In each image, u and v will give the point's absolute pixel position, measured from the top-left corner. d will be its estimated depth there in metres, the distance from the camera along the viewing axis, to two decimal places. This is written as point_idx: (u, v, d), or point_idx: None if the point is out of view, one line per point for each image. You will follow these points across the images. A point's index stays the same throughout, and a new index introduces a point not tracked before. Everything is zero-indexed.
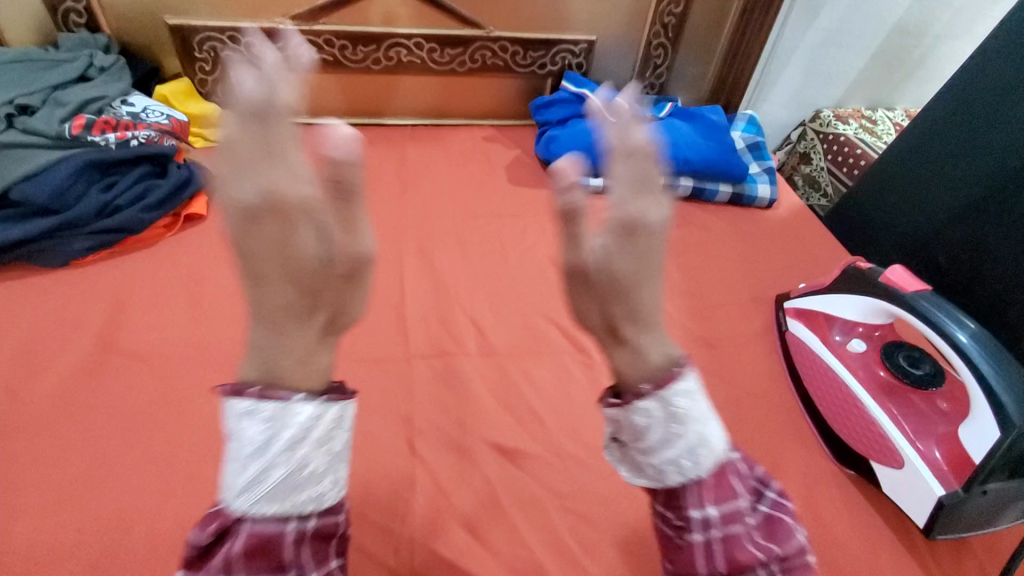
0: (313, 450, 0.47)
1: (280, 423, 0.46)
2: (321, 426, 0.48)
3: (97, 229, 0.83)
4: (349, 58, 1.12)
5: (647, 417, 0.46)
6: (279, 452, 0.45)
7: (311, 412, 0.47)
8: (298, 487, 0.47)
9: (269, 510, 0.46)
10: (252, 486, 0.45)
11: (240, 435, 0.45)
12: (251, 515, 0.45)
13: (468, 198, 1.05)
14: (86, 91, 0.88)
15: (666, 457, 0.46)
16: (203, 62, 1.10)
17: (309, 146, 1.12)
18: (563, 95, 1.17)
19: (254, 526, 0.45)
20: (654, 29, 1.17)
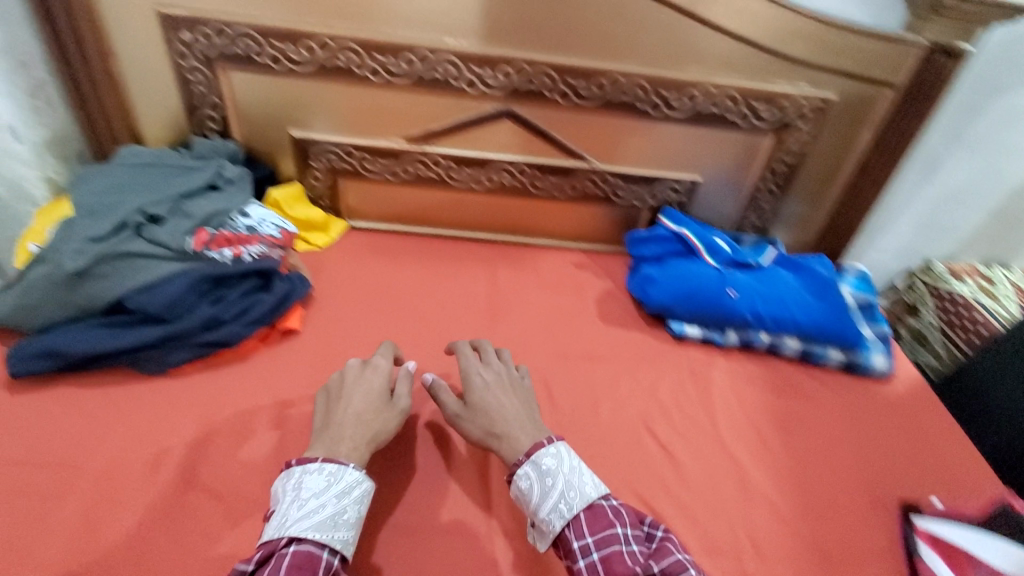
0: (353, 503, 0.64)
1: (337, 478, 0.65)
2: (362, 488, 0.66)
3: (199, 343, 0.84)
4: (453, 177, 1.14)
5: (526, 481, 0.67)
6: (333, 498, 0.63)
7: (359, 474, 0.66)
8: (337, 526, 0.62)
9: (314, 537, 0.60)
10: (307, 515, 0.61)
11: (306, 484, 0.63)
12: (302, 535, 0.59)
13: (557, 335, 1.01)
14: (213, 204, 0.92)
15: (548, 508, 0.64)
16: (317, 170, 1.14)
17: (405, 260, 1.14)
18: (663, 232, 1.13)
19: (303, 545, 0.59)
20: (763, 175, 1.14)
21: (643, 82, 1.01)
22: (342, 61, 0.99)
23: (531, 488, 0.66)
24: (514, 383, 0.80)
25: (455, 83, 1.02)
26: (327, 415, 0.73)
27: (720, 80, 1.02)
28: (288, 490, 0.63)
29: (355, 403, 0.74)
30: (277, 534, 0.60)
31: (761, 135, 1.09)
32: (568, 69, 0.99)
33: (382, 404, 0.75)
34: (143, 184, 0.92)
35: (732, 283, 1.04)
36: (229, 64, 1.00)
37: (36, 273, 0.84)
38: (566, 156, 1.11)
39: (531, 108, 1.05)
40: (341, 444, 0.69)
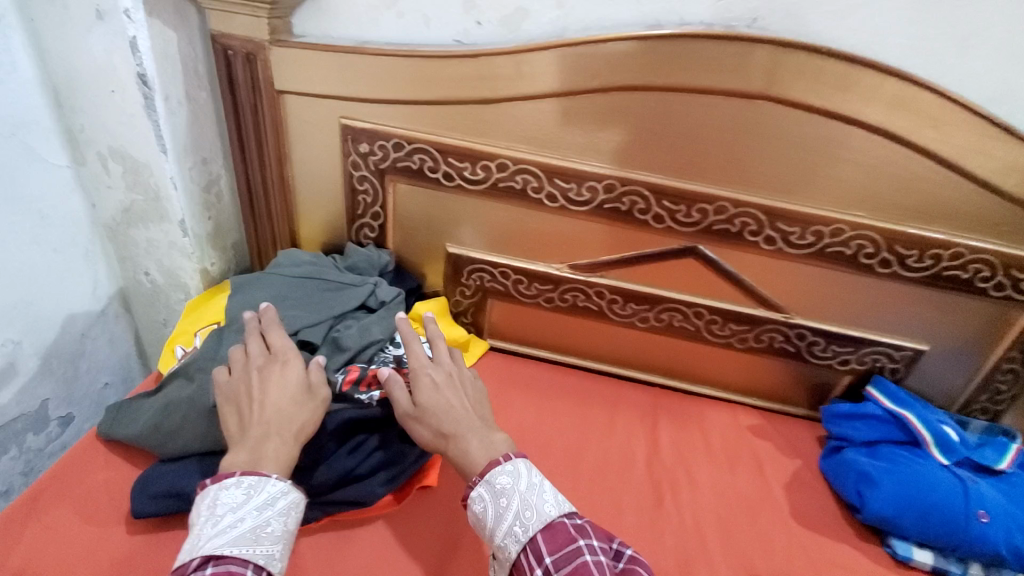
0: (278, 514, 0.61)
1: (257, 491, 0.61)
2: (289, 499, 0.63)
3: (333, 500, 0.74)
4: (615, 311, 1.00)
5: (480, 505, 0.63)
6: (252, 511, 0.60)
7: (285, 485, 0.63)
8: (260, 540, 0.58)
9: (233, 553, 0.56)
10: (223, 532, 0.57)
11: (224, 501, 0.60)
12: (217, 553, 0.56)
13: (741, 536, 0.81)
14: (361, 336, 0.84)
15: (503, 531, 0.61)
16: (465, 287, 1.04)
17: (549, 398, 0.99)
18: (874, 409, 0.91)
19: (222, 565, 0.55)
20: (1011, 354, 0.91)
21: (873, 235, 0.84)
22: (519, 184, 0.91)
23: (485, 511, 0.63)
24: (464, 381, 0.78)
25: (640, 217, 0.90)
26: (243, 420, 0.68)
27: (979, 242, 0.82)
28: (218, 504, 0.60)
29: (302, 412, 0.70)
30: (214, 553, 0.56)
31: (1017, 308, 0.87)
32: (779, 213, 0.84)
33: (301, 398, 0.71)
34: (298, 300, 0.87)
35: (980, 501, 0.80)
36: (400, 176, 0.95)
37: (177, 393, 0.78)
38: (756, 304, 0.94)
39: (723, 250, 0.90)
40: (270, 459, 0.65)
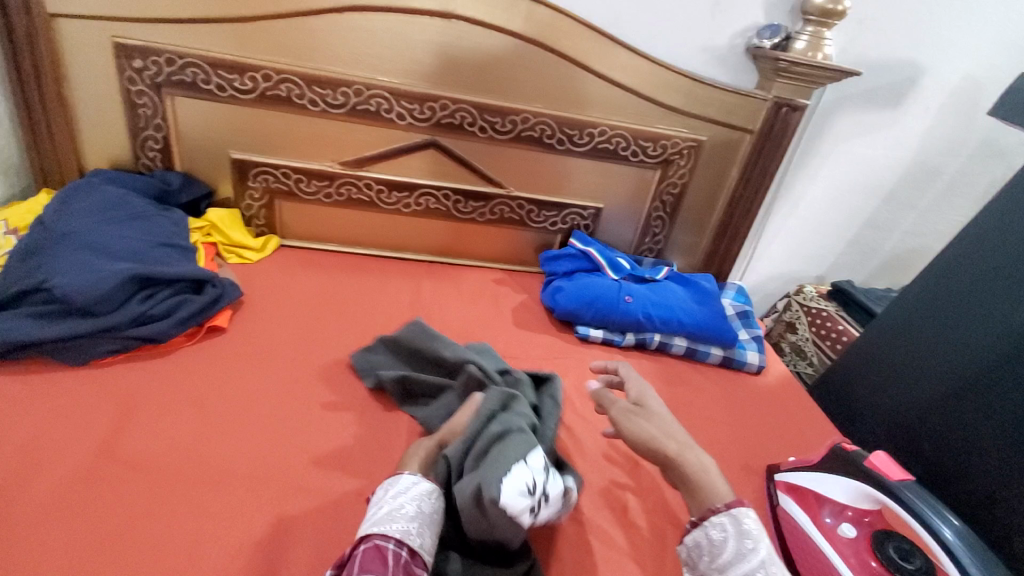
0: (412, 498, 0.64)
1: (395, 484, 0.66)
2: (422, 486, 0.66)
3: (127, 336, 0.89)
4: (383, 201, 1.26)
5: (721, 532, 0.59)
6: (390, 499, 0.64)
7: (419, 476, 0.67)
8: (397, 517, 0.61)
9: (376, 530, 0.59)
10: (369, 518, 0.62)
11: (376, 499, 0.65)
12: (365, 532, 0.59)
13: (475, 336, 1.11)
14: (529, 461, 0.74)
15: (739, 571, 0.56)
16: (253, 191, 1.22)
17: (335, 273, 1.22)
18: (571, 251, 1.28)
19: (371, 541, 0.58)
20: (654, 205, 1.34)
21: (550, 121, 1.19)
22: (284, 91, 1.12)
23: (724, 542, 0.59)
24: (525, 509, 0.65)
25: (386, 115, 1.16)
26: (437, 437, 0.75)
27: (613, 122, 1.21)
28: (375, 502, 0.64)
29: (458, 419, 0.78)
30: (366, 534, 0.59)
31: (649, 169, 1.29)
32: (485, 107, 1.16)
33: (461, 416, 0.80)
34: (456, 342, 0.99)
35: (627, 291, 1.18)
36: (176, 90, 1.10)
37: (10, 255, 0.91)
38: (486, 183, 1.26)
39: (452, 139, 1.20)
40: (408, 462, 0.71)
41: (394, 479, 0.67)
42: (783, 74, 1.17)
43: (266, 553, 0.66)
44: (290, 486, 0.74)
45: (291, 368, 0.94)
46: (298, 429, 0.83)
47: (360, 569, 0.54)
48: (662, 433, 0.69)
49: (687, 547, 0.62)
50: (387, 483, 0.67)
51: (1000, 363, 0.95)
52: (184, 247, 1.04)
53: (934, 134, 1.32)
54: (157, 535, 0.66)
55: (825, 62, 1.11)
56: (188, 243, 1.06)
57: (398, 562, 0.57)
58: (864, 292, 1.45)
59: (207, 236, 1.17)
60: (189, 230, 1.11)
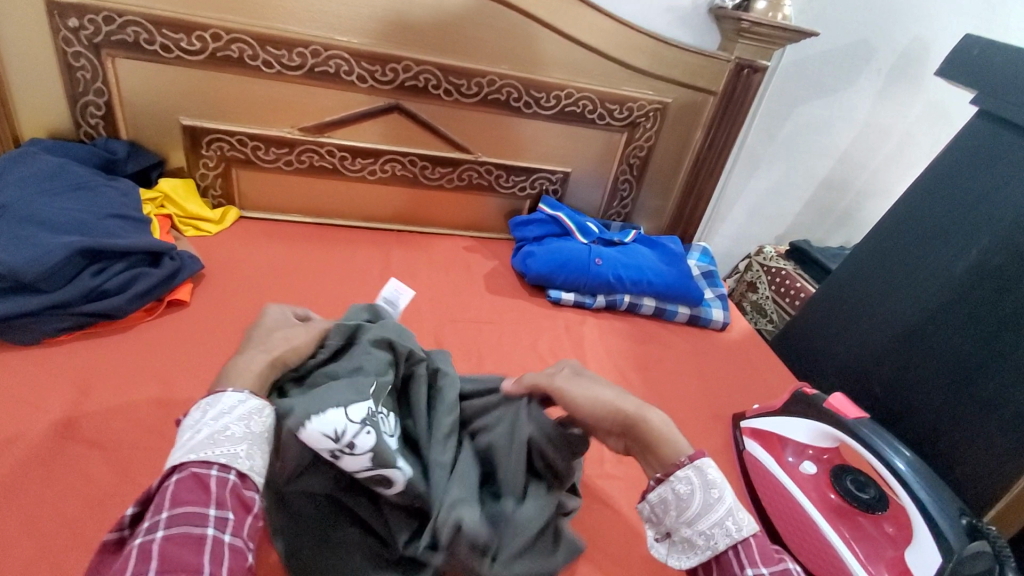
0: (239, 418, 0.51)
1: (214, 404, 0.52)
2: (249, 405, 0.53)
3: (81, 312, 0.84)
4: (347, 167, 1.21)
5: (688, 486, 0.56)
6: (208, 421, 0.50)
7: (242, 393, 0.53)
8: (219, 441, 0.49)
9: (190, 458, 0.47)
10: (182, 445, 0.49)
11: (186, 422, 0.51)
12: (176, 462, 0.47)
13: (448, 303, 1.10)
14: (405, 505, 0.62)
15: (711, 523, 0.54)
16: (207, 159, 1.16)
17: (300, 244, 1.18)
18: (540, 216, 1.28)
19: (183, 470, 0.46)
20: (621, 168, 1.35)
21: (515, 83, 1.18)
22: (235, 53, 1.06)
23: (693, 495, 0.55)
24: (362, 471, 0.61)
25: (347, 77, 1.12)
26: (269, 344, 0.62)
27: (579, 84, 1.21)
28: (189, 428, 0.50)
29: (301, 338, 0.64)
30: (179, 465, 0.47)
31: (615, 132, 1.29)
32: (449, 69, 1.14)
33: (298, 330, 0.66)
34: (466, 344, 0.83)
35: (598, 254, 1.20)
36: (118, 51, 1.02)
37: None
38: (453, 148, 1.24)
39: (416, 103, 1.17)
40: (239, 376, 0.56)
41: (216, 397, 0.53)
42: (744, 35, 1.18)
43: None
44: None
45: None
46: None
47: (172, 503, 0.44)
48: (603, 404, 0.63)
49: (653, 505, 0.58)
50: (206, 404, 0.52)
51: (944, 309, 1.02)
52: (136, 218, 0.99)
53: (886, 96, 1.37)
54: (128, 512, 0.64)
55: (784, 22, 1.13)
56: (141, 214, 1.01)
57: (225, 489, 0.46)
58: (821, 251, 1.51)
59: (161, 208, 1.12)
60: (140, 201, 1.05)
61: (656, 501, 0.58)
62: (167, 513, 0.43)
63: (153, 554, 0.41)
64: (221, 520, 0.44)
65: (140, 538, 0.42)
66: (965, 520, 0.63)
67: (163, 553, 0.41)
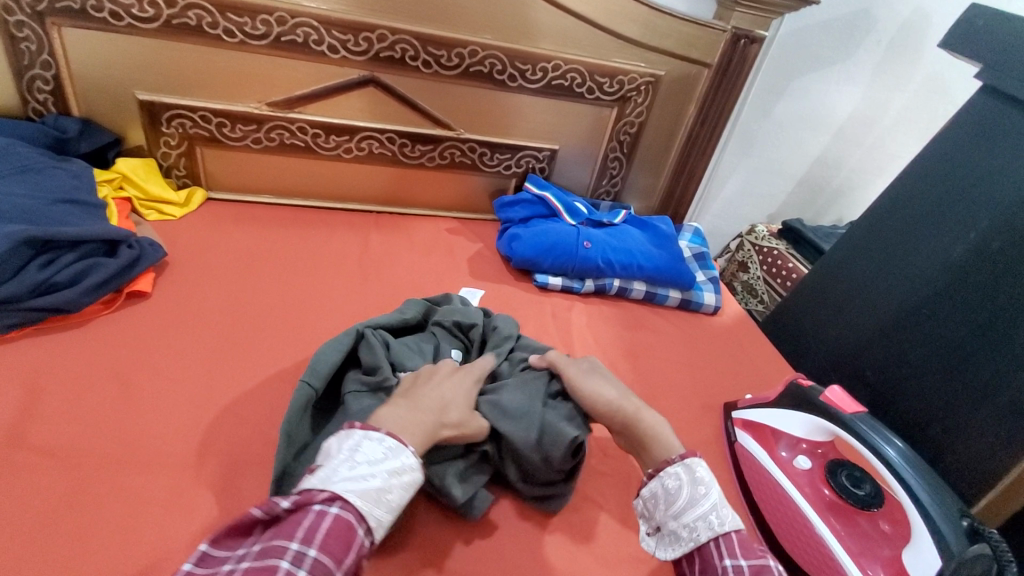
0: (403, 487, 0.52)
1: (397, 454, 0.53)
2: (416, 476, 0.53)
3: (31, 307, 0.78)
4: (321, 145, 1.14)
5: (676, 480, 0.58)
6: (384, 473, 0.51)
7: (418, 461, 0.54)
8: (379, 503, 0.49)
9: (356, 502, 0.48)
10: (351, 474, 0.50)
11: (363, 450, 0.52)
12: (345, 495, 0.48)
13: (429, 290, 1.05)
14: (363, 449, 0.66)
15: (694, 515, 0.56)
16: (169, 137, 1.08)
17: (272, 227, 1.12)
18: (527, 196, 1.23)
19: (344, 510, 0.47)
20: (611, 145, 1.29)
21: (499, 54, 1.11)
22: (193, 20, 0.97)
23: (680, 489, 0.58)
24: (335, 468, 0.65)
25: (317, 48, 1.03)
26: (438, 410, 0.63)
27: (567, 55, 1.13)
28: (358, 456, 0.51)
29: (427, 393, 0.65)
30: (335, 498, 0.48)
31: (605, 107, 1.23)
32: (428, 39, 1.06)
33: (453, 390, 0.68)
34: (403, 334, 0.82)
35: (586, 237, 1.15)
36: (63, 19, 0.93)
37: None
38: (434, 125, 1.17)
39: (393, 76, 1.09)
40: (411, 430, 0.57)
41: (386, 441, 0.53)
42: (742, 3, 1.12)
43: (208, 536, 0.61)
44: (237, 462, 0.69)
45: (228, 333, 0.86)
46: (239, 399, 0.77)
47: (322, 545, 0.44)
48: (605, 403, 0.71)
49: (642, 498, 0.60)
50: (378, 440, 0.53)
51: (939, 294, 0.99)
52: (90, 202, 0.92)
53: (885, 69, 1.32)
54: (82, 528, 0.59)
55: None
56: (95, 198, 0.94)
57: (359, 552, 0.47)
58: (814, 230, 1.48)
59: (119, 190, 1.04)
60: (95, 183, 0.98)
61: (646, 494, 0.60)
62: (314, 552, 0.44)
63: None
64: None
65: (288, 562, 0.42)
66: (964, 522, 0.61)
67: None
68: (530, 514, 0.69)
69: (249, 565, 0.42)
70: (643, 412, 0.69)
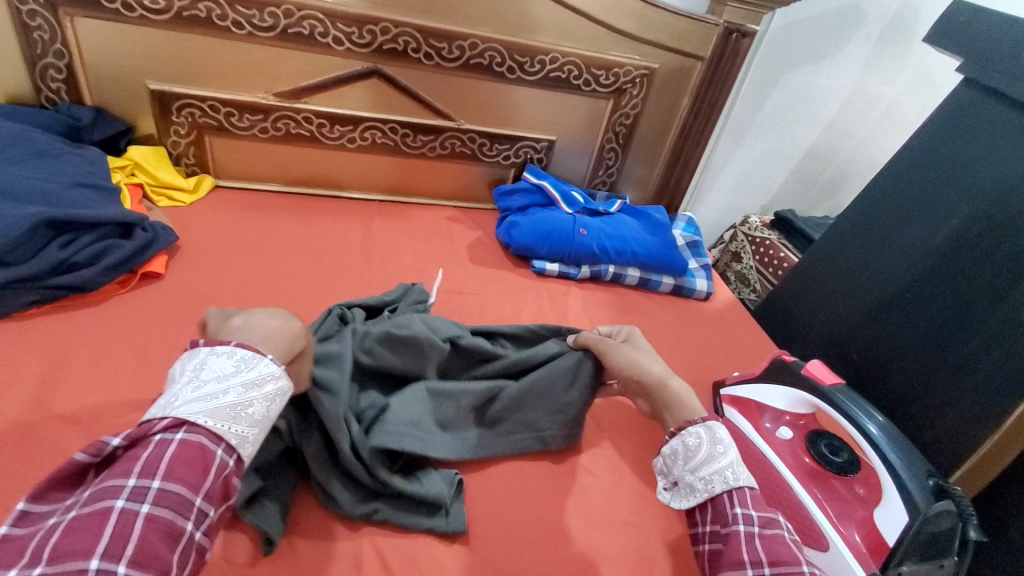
0: (264, 397, 0.50)
1: (249, 366, 0.51)
2: (279, 384, 0.52)
3: (50, 285, 0.82)
4: (326, 135, 1.18)
5: (696, 439, 0.58)
6: (238, 387, 0.49)
7: (278, 368, 0.52)
8: (238, 418, 0.48)
9: (206, 422, 0.46)
10: (193, 395, 0.47)
11: (208, 366, 0.49)
12: (190, 418, 0.46)
13: (430, 274, 1.09)
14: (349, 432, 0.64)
15: (712, 469, 0.55)
16: (178, 126, 1.11)
17: (278, 214, 1.15)
18: (525, 185, 1.27)
19: (191, 432, 0.45)
20: (607, 136, 1.32)
21: (498, 46, 1.14)
22: (203, 12, 1.01)
23: (699, 446, 0.57)
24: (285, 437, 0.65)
25: (323, 40, 1.07)
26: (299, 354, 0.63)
27: (564, 48, 1.17)
28: (204, 372, 0.49)
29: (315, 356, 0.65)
30: (183, 418, 0.46)
31: (602, 98, 1.27)
32: (430, 31, 1.10)
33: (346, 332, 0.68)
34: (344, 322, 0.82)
35: (582, 224, 1.19)
36: (78, 10, 0.97)
37: None
38: (435, 115, 1.21)
39: (396, 67, 1.13)
40: (274, 341, 0.56)
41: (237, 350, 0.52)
42: None
43: None
44: None
45: (238, 313, 0.90)
46: None
47: (167, 474, 0.42)
48: (636, 367, 0.70)
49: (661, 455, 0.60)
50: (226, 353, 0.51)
51: (921, 279, 1.03)
52: (104, 187, 0.96)
53: (874, 63, 1.36)
54: None
55: None
56: (110, 183, 0.97)
57: (217, 475, 0.45)
58: (805, 221, 1.52)
59: (131, 177, 1.08)
60: (109, 169, 1.01)
61: (663, 450, 0.60)
62: (156, 484, 0.41)
63: (132, 532, 0.39)
64: (201, 512, 0.43)
65: (125, 499, 0.40)
66: (932, 482, 0.65)
67: (143, 535, 0.39)
68: (527, 481, 0.73)
69: (75, 516, 0.39)
70: (670, 383, 0.66)
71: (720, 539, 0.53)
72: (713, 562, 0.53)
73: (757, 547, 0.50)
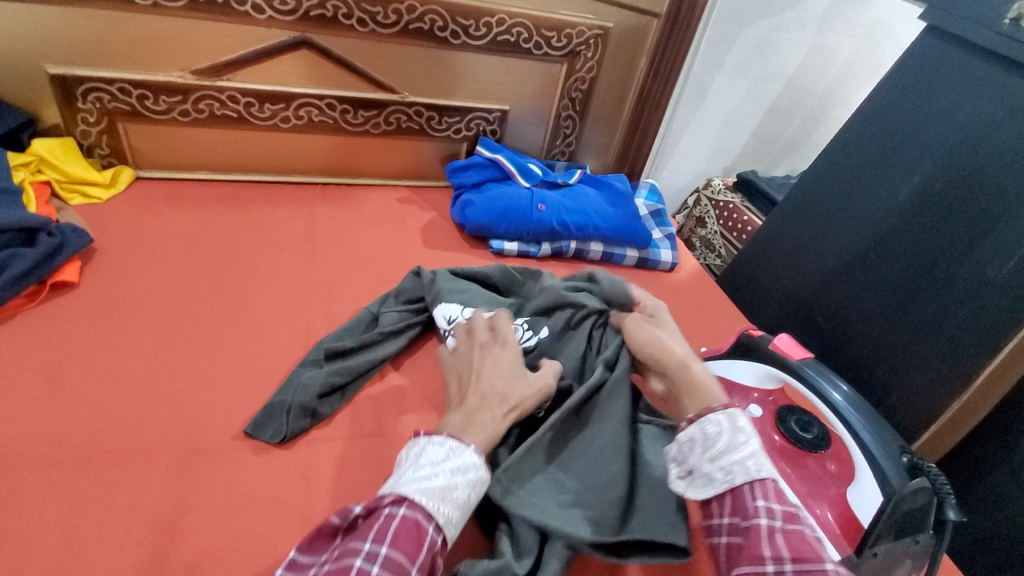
0: (468, 484, 0.52)
1: (457, 452, 0.54)
2: (481, 474, 0.54)
3: None
4: (255, 115, 1.08)
5: (717, 426, 0.55)
6: (446, 471, 0.52)
7: (481, 459, 0.54)
8: (447, 500, 0.50)
9: (422, 501, 0.49)
10: (415, 477, 0.52)
11: (426, 453, 0.54)
12: (409, 495, 0.49)
13: (380, 263, 1.02)
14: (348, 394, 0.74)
15: (733, 459, 0.52)
16: (86, 113, 0.99)
17: (209, 206, 1.06)
18: (478, 160, 1.19)
19: (411, 509, 0.48)
20: (563, 103, 1.26)
21: (439, 9, 1.05)
22: None
23: (719, 433, 0.54)
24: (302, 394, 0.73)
25: (240, 8, 0.96)
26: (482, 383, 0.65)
27: (512, 9, 1.09)
28: (426, 461, 0.53)
29: (508, 380, 0.66)
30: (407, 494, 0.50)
31: (555, 62, 1.19)
32: None
33: (514, 371, 0.67)
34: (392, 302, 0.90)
35: (540, 199, 1.13)
36: None
37: None
38: (376, 89, 1.11)
39: (327, 36, 1.03)
40: (476, 431, 0.58)
41: (449, 439, 0.56)
42: None
43: (158, 529, 0.60)
44: (183, 452, 0.67)
45: (166, 321, 0.82)
46: (182, 388, 0.74)
47: (392, 543, 0.46)
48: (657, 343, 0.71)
49: (679, 441, 0.57)
50: (446, 444, 0.55)
51: (884, 238, 1.02)
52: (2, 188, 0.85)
53: (834, 14, 1.30)
54: (20, 534, 0.57)
55: None
56: (7, 182, 0.86)
57: (429, 553, 0.47)
58: (767, 181, 1.49)
59: (37, 173, 0.96)
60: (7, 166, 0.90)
61: (682, 437, 0.57)
62: (384, 550, 0.46)
63: None
64: None
65: (360, 561, 0.45)
66: (905, 458, 0.64)
67: None
68: None
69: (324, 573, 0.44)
70: (690, 368, 0.66)
71: (739, 533, 0.49)
72: (732, 555, 0.49)
73: (779, 543, 0.46)
